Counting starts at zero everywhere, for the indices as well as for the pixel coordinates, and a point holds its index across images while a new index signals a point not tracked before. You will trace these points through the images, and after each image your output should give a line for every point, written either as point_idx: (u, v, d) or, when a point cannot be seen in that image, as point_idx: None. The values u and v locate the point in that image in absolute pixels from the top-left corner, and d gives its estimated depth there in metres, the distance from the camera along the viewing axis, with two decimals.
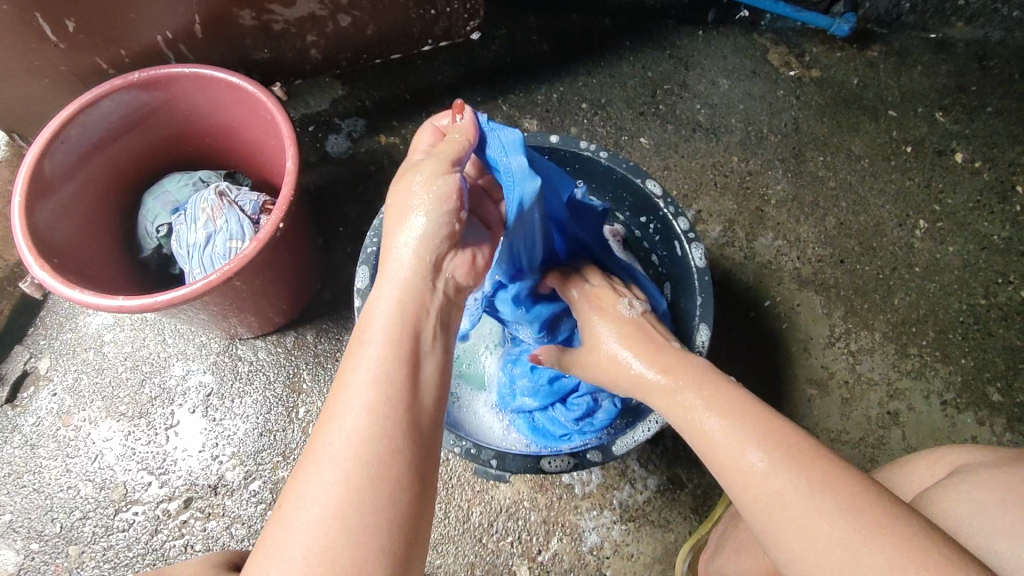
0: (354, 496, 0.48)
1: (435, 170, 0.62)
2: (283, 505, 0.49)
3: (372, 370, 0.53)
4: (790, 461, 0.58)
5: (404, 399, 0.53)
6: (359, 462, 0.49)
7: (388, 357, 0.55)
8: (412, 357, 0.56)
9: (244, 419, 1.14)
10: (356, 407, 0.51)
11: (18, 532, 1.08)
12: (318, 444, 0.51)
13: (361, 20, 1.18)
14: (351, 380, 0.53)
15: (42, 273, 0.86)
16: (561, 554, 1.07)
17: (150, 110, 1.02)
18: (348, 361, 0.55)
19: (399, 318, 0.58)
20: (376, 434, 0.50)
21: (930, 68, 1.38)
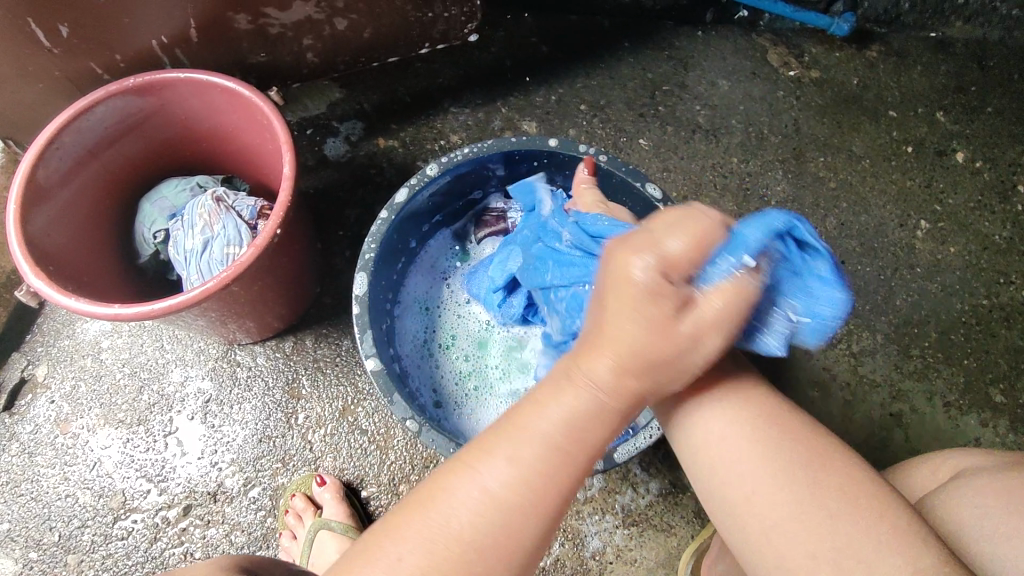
0: (445, 562, 0.52)
1: (653, 289, 0.52)
2: (391, 533, 0.53)
3: (520, 464, 0.54)
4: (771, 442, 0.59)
5: (543, 500, 0.54)
6: (465, 539, 0.52)
7: (551, 457, 0.54)
8: (573, 466, 0.55)
9: (244, 426, 1.13)
10: (486, 485, 0.54)
11: (16, 540, 1.08)
12: (438, 501, 0.54)
13: (358, 23, 1.16)
14: (493, 458, 0.54)
15: (38, 282, 0.85)
16: (563, 559, 1.07)
17: (146, 115, 1.01)
18: (504, 433, 0.55)
19: (577, 420, 0.55)
20: (492, 523, 0.53)
21: (930, 67, 1.38)
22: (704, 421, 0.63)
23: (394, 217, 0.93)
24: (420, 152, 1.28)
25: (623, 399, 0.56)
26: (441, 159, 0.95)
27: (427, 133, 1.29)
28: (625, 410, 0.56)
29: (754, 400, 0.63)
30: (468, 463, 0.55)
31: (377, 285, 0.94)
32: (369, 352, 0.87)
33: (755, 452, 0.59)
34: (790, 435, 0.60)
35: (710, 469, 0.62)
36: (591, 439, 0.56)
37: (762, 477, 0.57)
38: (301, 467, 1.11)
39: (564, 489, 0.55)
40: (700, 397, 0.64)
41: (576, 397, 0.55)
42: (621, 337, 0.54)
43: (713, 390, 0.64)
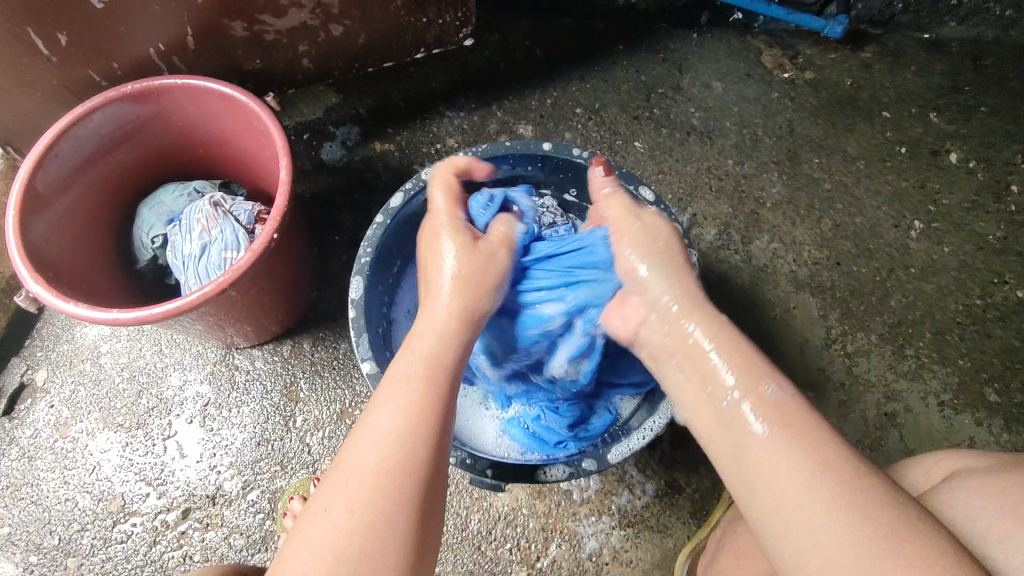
0: (370, 501, 0.56)
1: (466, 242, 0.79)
2: (321, 498, 0.59)
3: (401, 403, 0.63)
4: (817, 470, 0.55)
5: (429, 421, 0.62)
6: (379, 478, 0.58)
7: (422, 387, 0.65)
8: (443, 393, 0.66)
9: (242, 429, 1.14)
10: (381, 431, 0.61)
11: (17, 544, 1.08)
12: (347, 458, 0.60)
13: (353, 29, 1.16)
14: (380, 409, 0.63)
15: (37, 287, 0.86)
16: (559, 560, 1.07)
17: (143, 122, 1.02)
18: (386, 388, 0.65)
19: (430, 356, 0.69)
20: (400, 454, 0.59)
21: (924, 68, 1.38)
22: (782, 485, 0.56)
23: (389, 221, 0.94)
24: (415, 156, 1.29)
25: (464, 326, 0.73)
26: None
27: (422, 137, 1.30)
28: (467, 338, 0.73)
29: (833, 460, 0.56)
30: (364, 421, 0.63)
31: (373, 289, 0.95)
32: (365, 356, 0.88)
33: (835, 524, 0.52)
34: (861, 490, 0.54)
35: (787, 542, 0.55)
36: (452, 361, 0.70)
37: (845, 553, 0.51)
38: (299, 470, 1.12)
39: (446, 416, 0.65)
40: (780, 464, 0.57)
41: (425, 338, 0.71)
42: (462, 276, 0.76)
43: (789, 454, 0.57)
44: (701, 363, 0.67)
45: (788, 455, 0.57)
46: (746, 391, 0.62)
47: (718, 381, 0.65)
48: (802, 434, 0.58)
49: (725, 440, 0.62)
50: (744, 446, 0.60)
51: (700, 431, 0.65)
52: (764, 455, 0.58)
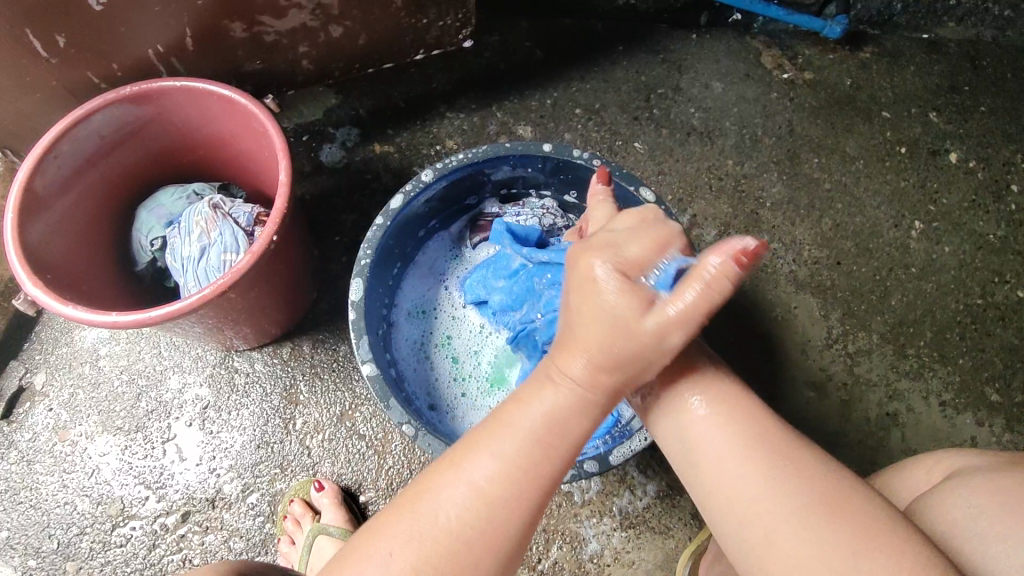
0: (436, 557, 0.56)
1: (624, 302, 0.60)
2: (386, 531, 0.58)
3: (506, 459, 0.59)
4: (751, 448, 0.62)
5: (525, 499, 0.59)
6: (451, 539, 0.57)
7: (532, 453, 0.60)
8: (554, 467, 0.61)
9: (242, 432, 1.13)
10: (476, 484, 0.59)
11: (16, 548, 1.08)
12: (430, 499, 0.59)
13: (352, 30, 1.16)
14: (480, 457, 0.60)
15: (35, 290, 0.86)
16: (560, 562, 1.07)
17: (142, 124, 1.02)
18: (492, 433, 0.61)
19: (558, 421, 0.61)
20: (485, 525, 0.58)
21: (923, 68, 1.38)
22: (716, 454, 0.63)
23: (389, 223, 0.94)
24: (415, 157, 1.29)
25: (600, 389, 0.62)
26: (436, 165, 0.96)
27: (422, 138, 1.30)
28: (604, 402, 0.63)
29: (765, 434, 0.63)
30: (457, 462, 0.60)
31: (372, 290, 0.95)
32: (365, 357, 0.87)
33: (763, 490, 0.59)
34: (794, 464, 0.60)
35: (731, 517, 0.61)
36: (577, 433, 0.62)
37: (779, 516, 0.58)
38: (299, 472, 1.12)
39: (547, 482, 0.61)
40: (714, 439, 0.64)
41: (559, 393, 0.62)
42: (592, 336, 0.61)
43: (723, 432, 0.64)
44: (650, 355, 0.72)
45: (720, 431, 0.64)
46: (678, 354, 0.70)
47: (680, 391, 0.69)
48: (744, 422, 0.65)
49: (668, 418, 0.68)
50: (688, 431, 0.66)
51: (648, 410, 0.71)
52: (700, 430, 0.65)
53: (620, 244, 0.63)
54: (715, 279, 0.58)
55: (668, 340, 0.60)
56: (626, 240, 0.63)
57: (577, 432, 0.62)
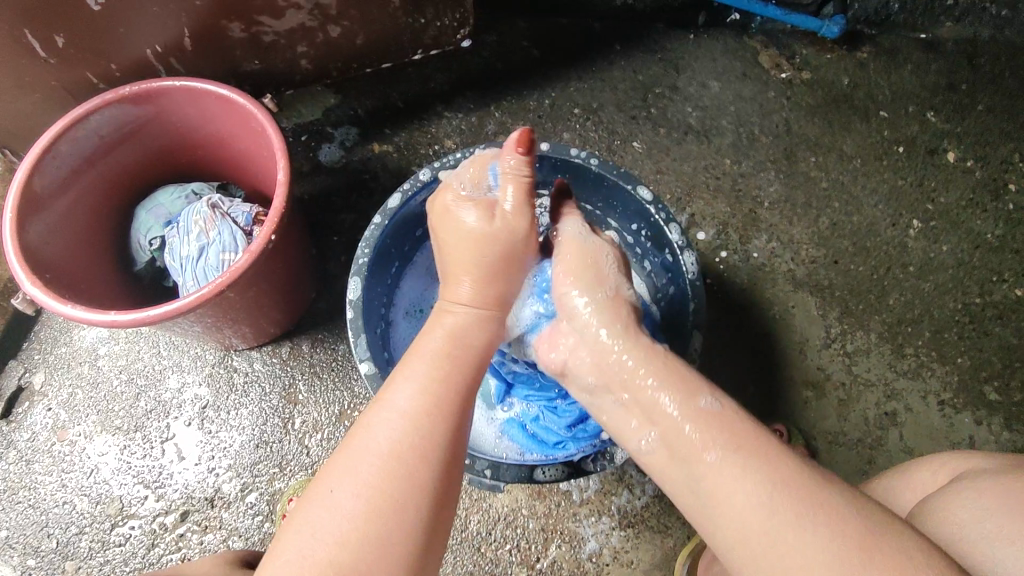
0: (377, 479, 0.57)
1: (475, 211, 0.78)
2: (327, 475, 0.59)
3: (420, 379, 0.65)
4: (766, 489, 0.58)
5: (449, 411, 0.64)
6: (389, 462, 0.58)
7: (438, 367, 0.67)
8: (463, 374, 0.68)
9: (241, 431, 1.13)
10: (401, 408, 0.62)
11: (15, 548, 1.08)
12: (363, 433, 0.61)
13: (351, 30, 1.16)
14: (398, 385, 0.65)
15: (34, 289, 0.86)
16: (559, 561, 1.07)
17: (140, 124, 1.02)
18: (403, 365, 0.68)
19: (455, 336, 0.72)
20: (416, 440, 0.60)
21: (920, 67, 1.38)
22: (741, 507, 0.58)
23: (387, 222, 0.94)
24: (414, 157, 1.29)
25: (491, 305, 0.77)
26: (434, 164, 0.96)
27: (420, 137, 1.30)
28: (492, 319, 0.76)
29: (794, 479, 0.58)
30: (381, 399, 0.64)
31: (370, 290, 0.95)
32: (363, 356, 0.87)
33: (797, 539, 0.54)
34: (817, 503, 0.56)
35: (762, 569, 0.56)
36: (473, 344, 0.73)
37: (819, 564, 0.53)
38: (298, 472, 1.12)
39: (464, 394, 0.67)
40: (738, 489, 0.59)
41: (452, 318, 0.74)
42: (472, 261, 0.77)
43: (745, 479, 0.59)
44: (654, 407, 0.68)
45: (739, 479, 0.59)
46: (680, 404, 0.66)
47: (688, 445, 0.64)
48: (754, 458, 0.60)
49: (678, 470, 0.64)
50: (700, 480, 0.61)
51: (654, 464, 0.68)
52: (716, 481, 0.60)
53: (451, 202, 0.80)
54: (515, 169, 0.77)
55: (511, 218, 0.78)
56: (463, 171, 0.84)
57: (475, 346, 0.73)
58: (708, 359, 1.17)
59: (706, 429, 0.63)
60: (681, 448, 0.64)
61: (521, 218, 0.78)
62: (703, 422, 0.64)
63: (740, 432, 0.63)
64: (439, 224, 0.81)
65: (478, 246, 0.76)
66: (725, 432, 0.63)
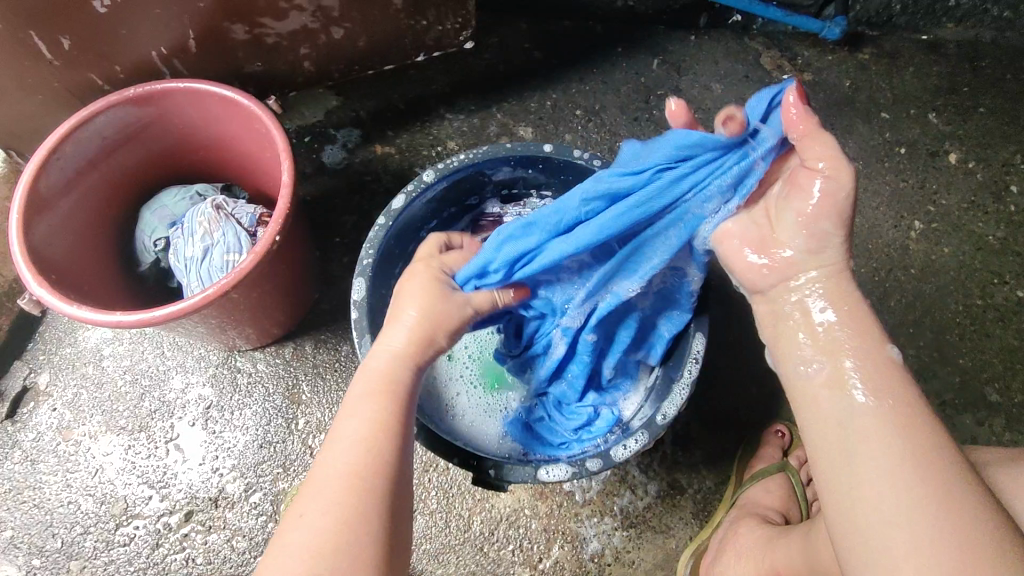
0: (340, 505, 0.60)
1: (421, 292, 0.79)
2: (294, 510, 0.62)
3: (365, 413, 0.67)
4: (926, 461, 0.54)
5: (391, 436, 0.66)
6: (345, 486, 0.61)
7: (379, 399, 0.69)
8: (403, 403, 0.70)
9: (244, 431, 1.14)
10: (347, 439, 0.65)
11: (20, 547, 1.08)
12: (318, 466, 0.64)
13: (354, 32, 1.17)
14: (342, 421, 0.67)
15: (40, 290, 0.87)
16: (561, 561, 1.07)
17: (145, 125, 1.02)
18: (348, 403, 0.70)
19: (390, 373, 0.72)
20: (366, 461, 0.63)
21: (922, 69, 1.39)
22: (875, 462, 0.55)
23: (391, 223, 0.95)
24: (416, 158, 1.29)
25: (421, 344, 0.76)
26: (437, 165, 0.97)
27: (423, 139, 1.31)
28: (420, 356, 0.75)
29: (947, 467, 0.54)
30: (329, 435, 0.67)
31: (374, 290, 0.95)
32: (367, 357, 0.88)
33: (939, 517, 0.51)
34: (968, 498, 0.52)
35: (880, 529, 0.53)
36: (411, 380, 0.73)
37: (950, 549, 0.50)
38: (301, 472, 1.12)
39: (404, 419, 0.69)
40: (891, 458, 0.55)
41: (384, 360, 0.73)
42: (403, 315, 0.77)
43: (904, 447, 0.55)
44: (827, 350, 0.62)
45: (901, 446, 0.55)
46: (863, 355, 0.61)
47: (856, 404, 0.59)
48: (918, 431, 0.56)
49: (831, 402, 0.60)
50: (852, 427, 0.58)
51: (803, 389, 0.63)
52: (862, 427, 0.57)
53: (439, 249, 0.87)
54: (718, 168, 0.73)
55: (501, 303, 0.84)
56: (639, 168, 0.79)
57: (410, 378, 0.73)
58: (709, 359, 1.18)
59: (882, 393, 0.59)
60: (843, 397, 0.60)
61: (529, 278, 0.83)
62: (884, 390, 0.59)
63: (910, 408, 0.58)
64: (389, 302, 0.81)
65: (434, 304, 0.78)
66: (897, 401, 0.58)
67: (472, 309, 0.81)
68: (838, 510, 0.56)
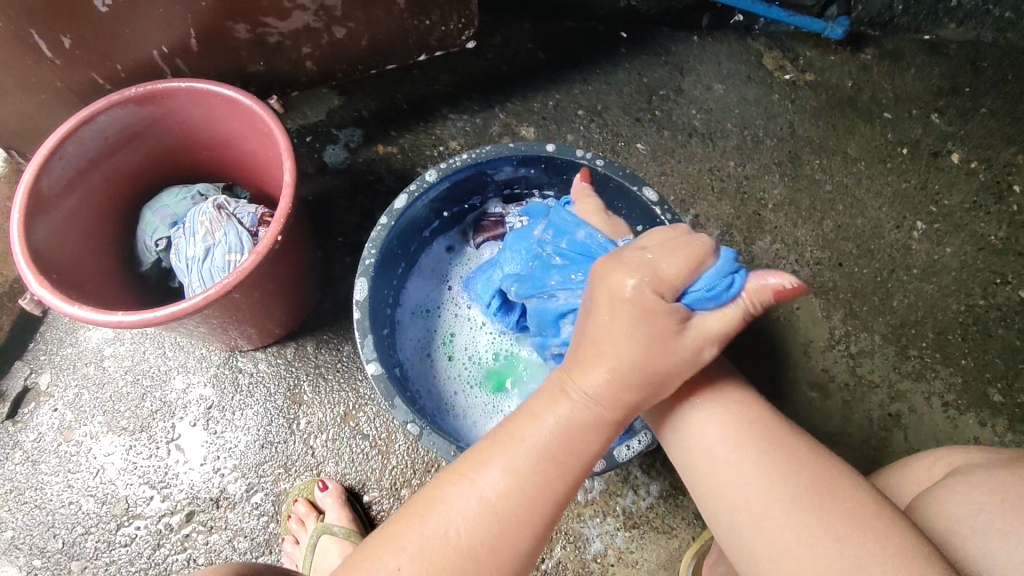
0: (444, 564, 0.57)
1: (636, 318, 0.63)
2: (393, 540, 0.59)
3: (512, 472, 0.61)
4: (745, 435, 0.66)
5: (539, 512, 0.61)
6: (461, 548, 0.58)
7: (535, 459, 0.62)
8: (567, 476, 0.63)
9: (245, 432, 1.14)
10: (482, 494, 0.60)
11: (21, 548, 1.08)
12: (437, 505, 0.60)
13: (356, 31, 1.17)
14: (488, 466, 0.62)
15: (42, 290, 0.86)
16: (564, 562, 1.07)
17: (147, 125, 1.02)
18: (501, 445, 0.63)
19: (569, 430, 0.63)
20: (490, 529, 0.59)
21: (924, 69, 1.38)
22: (715, 446, 0.66)
23: (393, 223, 0.94)
24: (419, 158, 1.29)
25: (615, 406, 0.64)
26: (440, 165, 0.96)
27: (425, 139, 1.30)
28: (612, 417, 0.64)
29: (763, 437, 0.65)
30: (465, 472, 0.62)
31: (376, 290, 0.95)
32: (370, 357, 0.88)
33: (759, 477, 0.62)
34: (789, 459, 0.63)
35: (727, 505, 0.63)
36: (587, 450, 0.64)
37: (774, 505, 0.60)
38: (302, 472, 1.12)
39: (560, 492, 0.62)
40: (720, 441, 0.66)
41: (568, 405, 0.64)
42: (621, 355, 0.63)
43: (729, 430, 0.66)
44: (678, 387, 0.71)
45: (718, 425, 0.67)
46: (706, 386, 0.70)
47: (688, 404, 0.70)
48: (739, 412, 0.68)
49: (665, 408, 0.72)
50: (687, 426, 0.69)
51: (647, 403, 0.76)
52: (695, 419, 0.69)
53: (656, 262, 0.65)
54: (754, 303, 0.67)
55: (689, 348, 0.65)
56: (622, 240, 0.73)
57: (589, 450, 0.64)
58: None
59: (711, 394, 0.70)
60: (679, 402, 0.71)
61: (725, 329, 0.66)
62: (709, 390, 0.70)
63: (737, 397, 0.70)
64: (595, 314, 0.65)
65: (650, 339, 0.63)
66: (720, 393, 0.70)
67: (690, 350, 0.65)
68: (707, 508, 0.66)
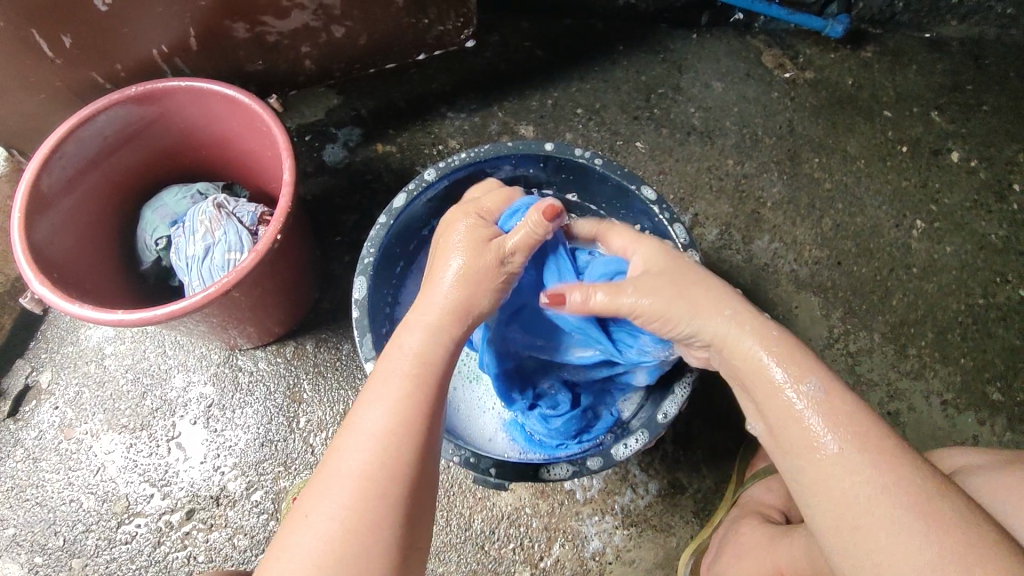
0: (355, 499, 0.57)
1: (474, 234, 0.80)
2: (304, 506, 0.59)
3: (390, 402, 0.63)
4: (876, 477, 0.57)
5: (419, 426, 0.62)
6: (365, 484, 0.58)
7: (405, 386, 0.65)
8: (432, 391, 0.66)
9: (245, 430, 1.14)
10: (369, 430, 0.61)
11: (23, 545, 1.09)
12: (334, 457, 0.60)
13: (354, 30, 1.17)
14: (366, 408, 0.63)
15: (41, 288, 0.87)
16: (563, 560, 1.07)
17: (147, 124, 1.02)
18: (369, 389, 0.66)
19: (419, 355, 0.68)
20: (387, 458, 0.60)
21: (925, 67, 1.38)
22: (854, 506, 0.57)
23: (391, 222, 0.94)
24: (417, 157, 1.30)
25: (457, 321, 0.73)
26: (438, 164, 0.96)
27: (423, 138, 1.31)
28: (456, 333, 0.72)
29: (902, 477, 0.57)
30: (349, 424, 0.63)
31: (375, 288, 0.95)
32: (368, 355, 0.88)
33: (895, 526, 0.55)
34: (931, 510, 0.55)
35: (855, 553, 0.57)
36: (439, 361, 0.69)
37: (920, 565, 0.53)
38: (302, 470, 1.12)
39: (432, 408, 0.65)
40: (848, 481, 0.58)
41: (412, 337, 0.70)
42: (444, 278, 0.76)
43: (862, 469, 0.58)
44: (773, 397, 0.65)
45: (853, 471, 0.58)
46: (788, 373, 0.65)
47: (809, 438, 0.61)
48: (870, 445, 0.59)
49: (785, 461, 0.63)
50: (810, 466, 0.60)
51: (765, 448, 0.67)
52: (828, 473, 0.59)
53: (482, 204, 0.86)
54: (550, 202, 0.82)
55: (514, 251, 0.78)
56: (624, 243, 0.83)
57: (441, 362, 0.69)
58: None
59: (831, 420, 0.61)
60: (793, 433, 0.63)
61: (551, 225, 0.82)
62: (837, 420, 0.61)
63: (865, 425, 0.60)
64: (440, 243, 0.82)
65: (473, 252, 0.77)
66: (846, 419, 0.61)
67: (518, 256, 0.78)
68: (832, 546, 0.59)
